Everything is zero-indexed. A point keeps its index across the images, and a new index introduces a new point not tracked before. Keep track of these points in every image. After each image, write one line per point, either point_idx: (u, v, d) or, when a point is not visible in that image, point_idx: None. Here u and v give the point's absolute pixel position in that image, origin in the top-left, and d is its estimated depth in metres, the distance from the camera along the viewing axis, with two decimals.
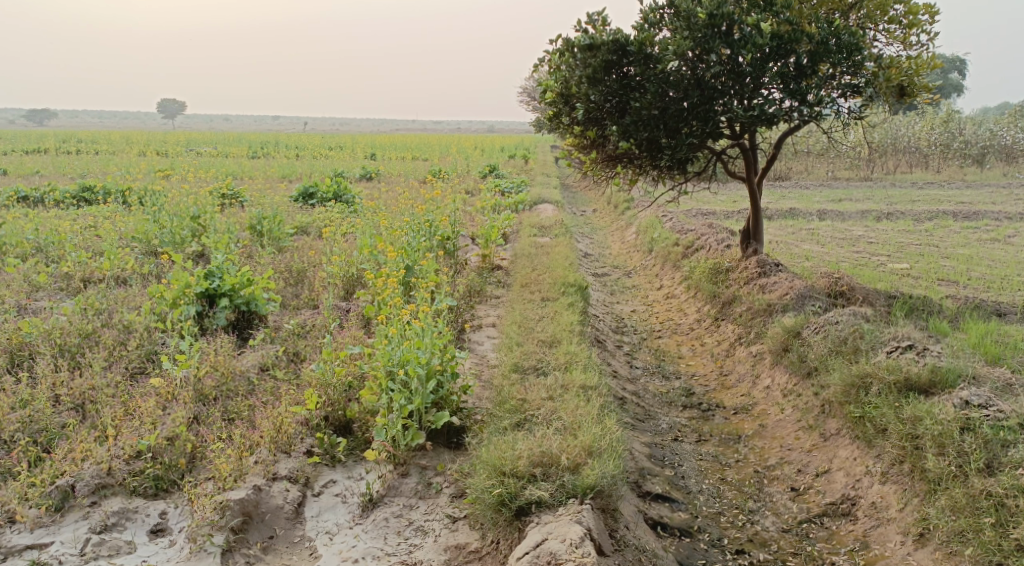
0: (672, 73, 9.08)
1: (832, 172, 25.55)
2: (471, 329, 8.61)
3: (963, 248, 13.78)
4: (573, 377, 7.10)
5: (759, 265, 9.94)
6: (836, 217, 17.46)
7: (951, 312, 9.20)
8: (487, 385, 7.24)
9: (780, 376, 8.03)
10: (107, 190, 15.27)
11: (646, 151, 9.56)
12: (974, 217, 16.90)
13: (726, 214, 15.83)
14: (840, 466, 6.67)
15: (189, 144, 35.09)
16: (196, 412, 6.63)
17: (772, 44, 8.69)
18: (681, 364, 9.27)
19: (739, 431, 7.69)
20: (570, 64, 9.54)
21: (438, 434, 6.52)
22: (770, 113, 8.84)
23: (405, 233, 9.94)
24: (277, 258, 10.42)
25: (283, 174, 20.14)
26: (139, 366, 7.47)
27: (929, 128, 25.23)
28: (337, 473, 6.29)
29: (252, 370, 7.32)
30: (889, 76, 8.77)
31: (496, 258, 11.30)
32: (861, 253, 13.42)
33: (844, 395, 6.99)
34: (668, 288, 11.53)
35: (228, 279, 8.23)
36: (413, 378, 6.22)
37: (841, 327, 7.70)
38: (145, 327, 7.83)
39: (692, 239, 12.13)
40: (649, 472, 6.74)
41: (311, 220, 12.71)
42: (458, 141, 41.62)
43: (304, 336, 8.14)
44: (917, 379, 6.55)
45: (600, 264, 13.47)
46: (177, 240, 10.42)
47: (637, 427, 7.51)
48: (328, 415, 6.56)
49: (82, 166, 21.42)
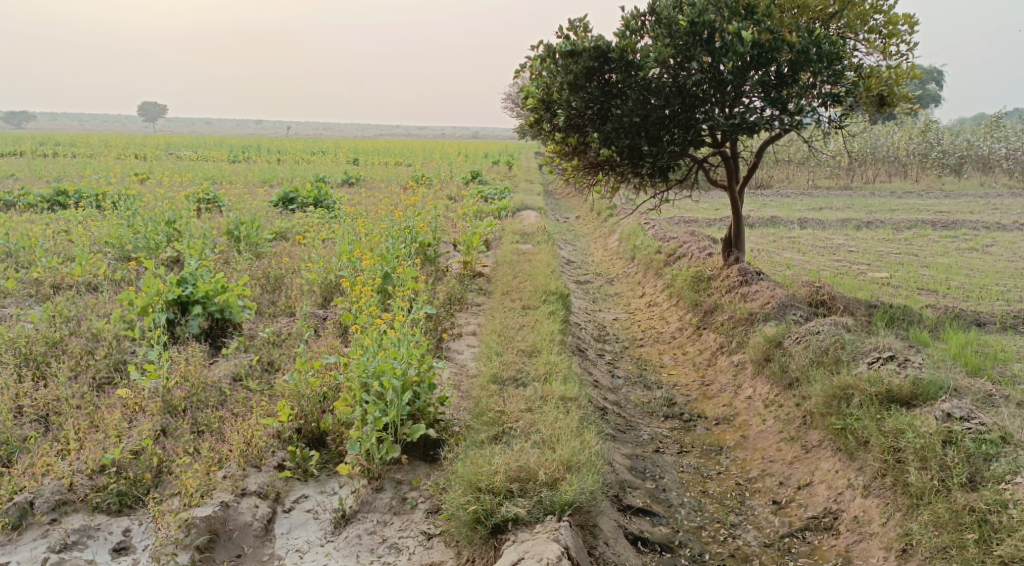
0: (653, 81, 9.00)
1: (813, 180, 25.66)
2: (450, 337, 8.47)
3: (943, 257, 13.82)
4: (552, 387, 6.99)
5: (741, 273, 9.87)
6: (817, 225, 17.47)
7: (932, 322, 9.18)
8: (465, 395, 7.10)
9: (761, 387, 7.94)
10: (82, 194, 14.99)
11: (627, 159, 9.46)
12: (953, 226, 16.97)
13: (707, 221, 15.80)
14: (822, 479, 6.58)
15: (167, 148, 34.66)
16: (164, 424, 6.45)
17: (752, 52, 8.67)
18: (663, 373, 9.17)
19: (721, 442, 7.59)
20: (551, 71, 9.49)
21: (414, 447, 6.37)
22: (751, 121, 8.76)
23: (384, 240, 9.81)
24: (254, 264, 10.23)
25: (263, 180, 19.91)
26: (107, 376, 7.28)
27: (907, 137, 25.39)
28: (310, 487, 6.13)
29: (225, 380, 7.14)
30: (869, 85, 8.72)
31: (478, 265, 11.16)
32: (842, 261, 13.42)
33: (826, 407, 6.91)
34: (650, 295, 11.45)
35: (201, 286, 8.04)
36: (388, 389, 6.08)
37: (822, 336, 7.63)
38: (115, 336, 7.63)
39: (674, 246, 12.06)
40: (629, 485, 6.62)
41: (290, 226, 12.54)
42: (440, 147, 41.55)
43: (280, 344, 7.96)
44: (898, 391, 6.48)
45: (582, 271, 13.38)
46: (152, 245, 10.21)
47: (618, 438, 7.39)
48: (300, 427, 6.41)
49: (58, 169, 21.10)
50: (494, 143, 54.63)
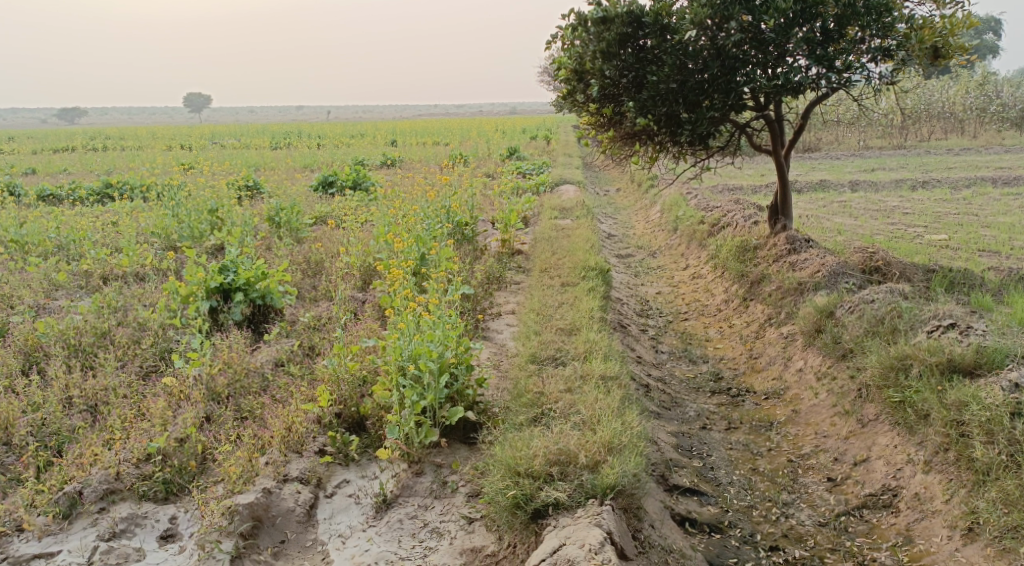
0: (690, 45, 8.66)
1: (863, 141, 24.92)
2: (490, 316, 8.33)
3: (1004, 216, 13.24)
4: (593, 366, 6.80)
5: (788, 241, 9.54)
6: (869, 187, 16.91)
7: (993, 286, 8.79)
8: (504, 375, 6.96)
9: (812, 359, 7.65)
10: (129, 185, 15.09)
11: (666, 127, 9.17)
12: (1014, 183, 16.28)
13: (753, 189, 15.39)
14: (879, 454, 6.29)
15: (213, 138, 34.97)
16: (207, 412, 6.40)
17: (796, 8, 8.32)
18: (708, 347, 8.92)
19: (771, 418, 7.34)
20: (584, 39, 9.18)
21: (453, 430, 6.24)
22: (796, 81, 8.44)
23: (421, 220, 9.68)
24: (294, 249, 10.18)
25: (305, 164, 19.95)
26: (152, 365, 7.24)
27: (963, 92, 24.47)
28: (351, 472, 6.01)
29: (266, 366, 7.08)
30: (922, 37, 8.31)
31: (517, 242, 10.96)
32: (896, 224, 12.94)
33: (882, 379, 6.61)
34: (694, 267, 11.17)
35: (242, 273, 7.98)
36: (426, 372, 5.94)
37: (877, 306, 7.33)
38: (159, 325, 7.62)
39: (718, 216, 11.74)
40: (676, 464, 6.41)
41: (330, 209, 12.48)
42: (479, 125, 41.37)
43: (320, 329, 7.88)
44: (961, 360, 6.16)
45: (623, 245, 13.13)
46: (196, 234, 10.21)
47: (663, 416, 7.18)
48: (339, 412, 6.31)
49: (107, 162, 21.37)
50: (536, 118, 54.07)
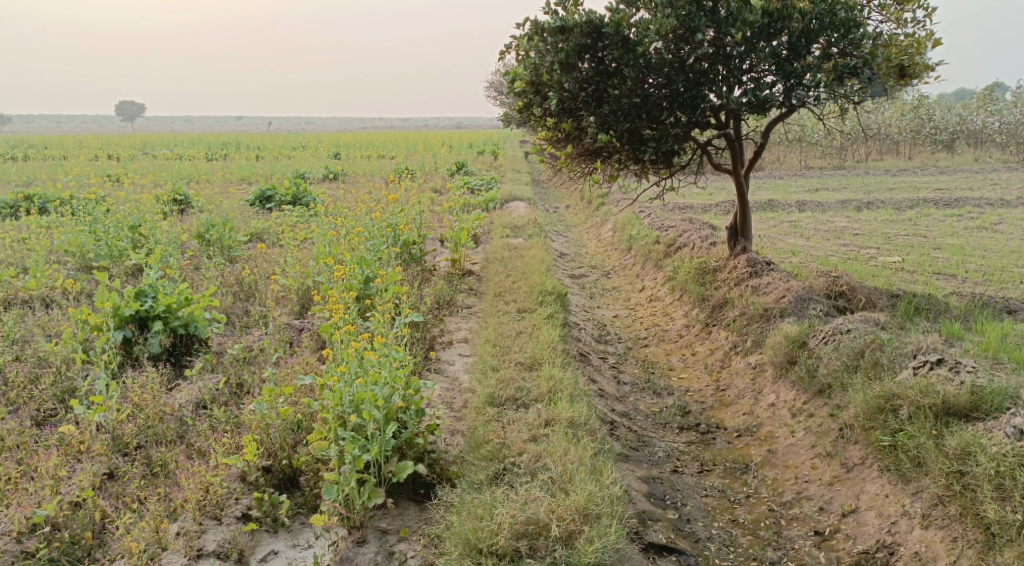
0: (653, 57, 8.12)
1: (804, 160, 24.95)
2: (440, 345, 7.62)
3: (953, 238, 13.08)
4: (557, 410, 6.19)
5: (749, 264, 9.06)
6: (816, 207, 16.68)
7: (960, 311, 8.44)
8: (458, 419, 6.27)
9: (786, 393, 7.13)
10: (46, 198, 14.01)
11: (628, 144, 8.59)
12: (956, 204, 16.27)
13: (704, 208, 15.01)
14: (869, 506, 5.78)
15: (147, 148, 33.60)
16: (110, 467, 5.60)
17: (762, 21, 7.83)
18: (672, 377, 8.34)
19: (746, 459, 6.77)
20: (540, 50, 8.58)
21: (401, 488, 5.50)
22: (764, 97, 7.98)
23: (363, 240, 8.95)
24: (224, 269, 9.32)
25: (242, 177, 18.97)
26: (52, 409, 6.39)
27: (899, 114, 24.66)
28: (280, 541, 5.20)
29: (187, 409, 6.27)
30: (888, 55, 7.97)
31: (468, 261, 10.27)
32: (849, 245, 12.65)
33: (869, 420, 6.10)
34: (650, 289, 10.63)
35: (162, 299, 7.14)
36: (368, 422, 5.20)
37: (855, 337, 6.83)
38: (64, 360, 6.74)
39: (674, 236, 11.24)
40: (650, 518, 5.78)
41: (267, 225, 11.62)
42: (420, 138, 40.72)
43: (251, 362, 7.05)
44: (956, 402, 5.67)
45: (575, 265, 12.56)
46: (114, 253, 9.28)
47: (631, 459, 6.56)
48: (269, 466, 5.54)
49: (27, 173, 20.05)
50: (479, 133, 53.55)
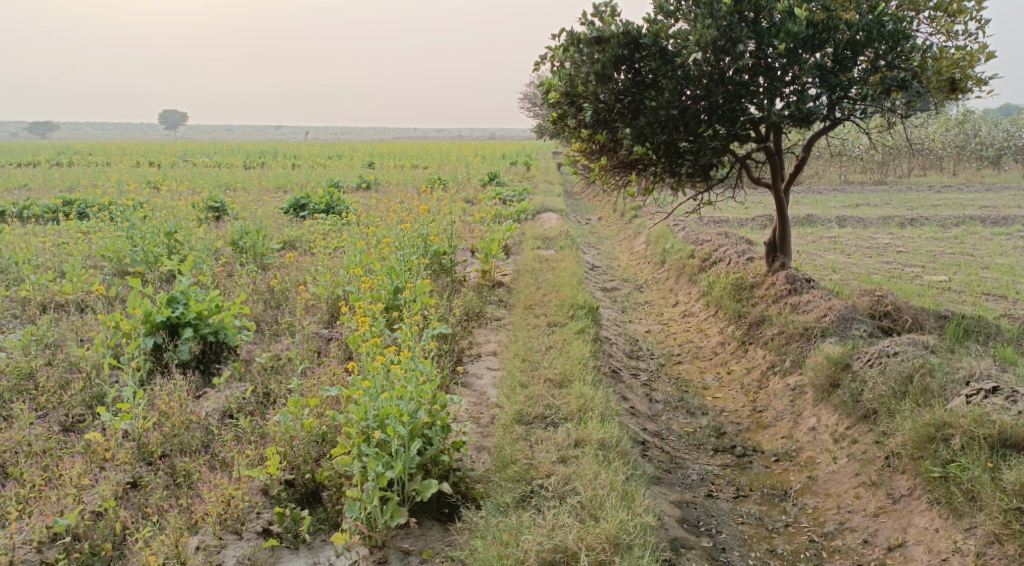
0: (692, 69, 7.90)
1: (844, 176, 24.45)
2: (468, 358, 7.44)
3: (1001, 257, 12.64)
4: (589, 430, 5.99)
5: (788, 281, 8.75)
6: (857, 223, 16.27)
7: (1011, 334, 8.08)
8: (486, 436, 6.07)
9: (827, 416, 6.85)
10: (85, 203, 14.07)
11: (664, 157, 8.35)
12: (1003, 222, 15.77)
13: (741, 222, 14.69)
14: (918, 540, 5.50)
15: (187, 155, 33.99)
16: (134, 476, 5.48)
17: (806, 33, 7.58)
18: (707, 396, 8.06)
19: (785, 485, 6.49)
20: (575, 60, 8.37)
21: (424, 506, 5.31)
22: (807, 109, 7.71)
23: (393, 249, 8.82)
24: (256, 277, 9.24)
25: (278, 185, 19.02)
26: (80, 415, 6.30)
27: (944, 129, 24.07)
28: (300, 558, 5.02)
29: (212, 418, 6.14)
30: (939, 68, 7.62)
31: (499, 272, 10.09)
32: (892, 263, 12.27)
33: (918, 449, 5.82)
34: (685, 304, 10.36)
35: (193, 306, 7.03)
36: (394, 438, 5.03)
37: (902, 360, 6.53)
38: (94, 365, 6.66)
39: (710, 250, 10.96)
40: (684, 545, 5.54)
41: (300, 233, 11.54)
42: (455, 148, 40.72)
43: (278, 371, 6.91)
44: (1014, 434, 5.43)
45: (608, 278, 12.32)
46: (150, 258, 9.24)
47: (664, 482, 6.32)
48: (291, 481, 5.39)
49: (68, 178, 20.28)
50: (514, 144, 53.48)
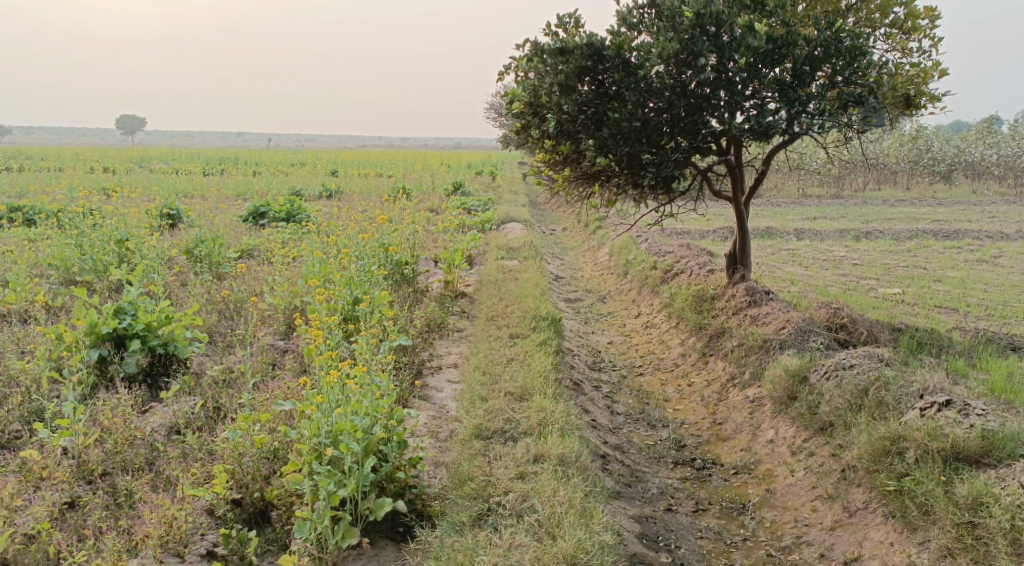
0: (654, 81, 7.91)
1: (803, 189, 24.79)
2: (427, 370, 7.34)
3: (953, 270, 12.85)
4: (547, 445, 5.92)
5: (748, 293, 8.77)
6: (815, 236, 16.46)
7: (964, 346, 8.18)
8: (443, 450, 5.97)
9: (785, 429, 6.85)
10: (35, 210, 13.71)
11: (626, 168, 8.34)
12: (956, 236, 16.07)
13: (702, 233, 14.78)
14: (873, 554, 5.51)
15: (145, 162, 33.42)
16: (72, 496, 5.29)
17: (766, 48, 7.61)
18: (667, 409, 8.04)
19: (743, 499, 6.48)
20: (539, 71, 8.37)
21: (378, 525, 5.20)
22: (767, 123, 7.75)
23: (352, 259, 8.69)
24: (211, 286, 9.04)
25: (237, 193, 18.74)
26: (19, 430, 6.07)
27: (898, 144, 24.53)
28: None
29: (159, 434, 5.96)
30: (894, 85, 7.81)
31: (461, 283, 10.00)
32: (849, 275, 12.41)
33: (873, 462, 5.84)
34: (646, 316, 10.35)
35: (141, 317, 6.82)
36: (347, 455, 4.91)
37: (859, 373, 6.57)
38: (36, 379, 6.44)
39: (671, 261, 10.98)
40: (641, 561, 5.49)
41: (258, 241, 11.35)
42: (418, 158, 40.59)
43: (231, 384, 6.75)
44: (966, 448, 5.47)
45: (570, 288, 12.29)
46: (99, 267, 9.00)
47: (623, 496, 6.28)
48: (240, 499, 5.24)
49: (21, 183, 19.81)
50: (477, 154, 53.42)
